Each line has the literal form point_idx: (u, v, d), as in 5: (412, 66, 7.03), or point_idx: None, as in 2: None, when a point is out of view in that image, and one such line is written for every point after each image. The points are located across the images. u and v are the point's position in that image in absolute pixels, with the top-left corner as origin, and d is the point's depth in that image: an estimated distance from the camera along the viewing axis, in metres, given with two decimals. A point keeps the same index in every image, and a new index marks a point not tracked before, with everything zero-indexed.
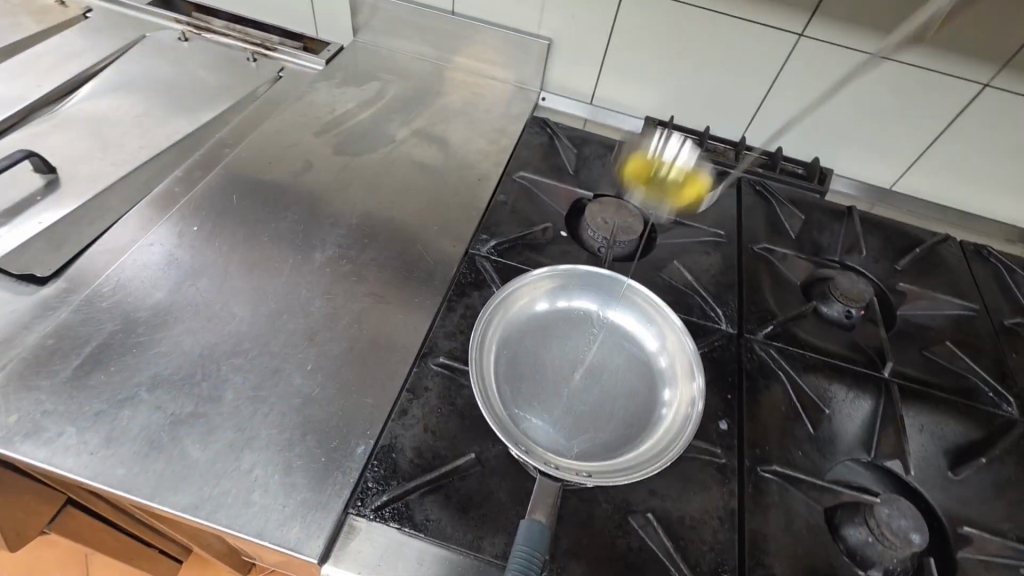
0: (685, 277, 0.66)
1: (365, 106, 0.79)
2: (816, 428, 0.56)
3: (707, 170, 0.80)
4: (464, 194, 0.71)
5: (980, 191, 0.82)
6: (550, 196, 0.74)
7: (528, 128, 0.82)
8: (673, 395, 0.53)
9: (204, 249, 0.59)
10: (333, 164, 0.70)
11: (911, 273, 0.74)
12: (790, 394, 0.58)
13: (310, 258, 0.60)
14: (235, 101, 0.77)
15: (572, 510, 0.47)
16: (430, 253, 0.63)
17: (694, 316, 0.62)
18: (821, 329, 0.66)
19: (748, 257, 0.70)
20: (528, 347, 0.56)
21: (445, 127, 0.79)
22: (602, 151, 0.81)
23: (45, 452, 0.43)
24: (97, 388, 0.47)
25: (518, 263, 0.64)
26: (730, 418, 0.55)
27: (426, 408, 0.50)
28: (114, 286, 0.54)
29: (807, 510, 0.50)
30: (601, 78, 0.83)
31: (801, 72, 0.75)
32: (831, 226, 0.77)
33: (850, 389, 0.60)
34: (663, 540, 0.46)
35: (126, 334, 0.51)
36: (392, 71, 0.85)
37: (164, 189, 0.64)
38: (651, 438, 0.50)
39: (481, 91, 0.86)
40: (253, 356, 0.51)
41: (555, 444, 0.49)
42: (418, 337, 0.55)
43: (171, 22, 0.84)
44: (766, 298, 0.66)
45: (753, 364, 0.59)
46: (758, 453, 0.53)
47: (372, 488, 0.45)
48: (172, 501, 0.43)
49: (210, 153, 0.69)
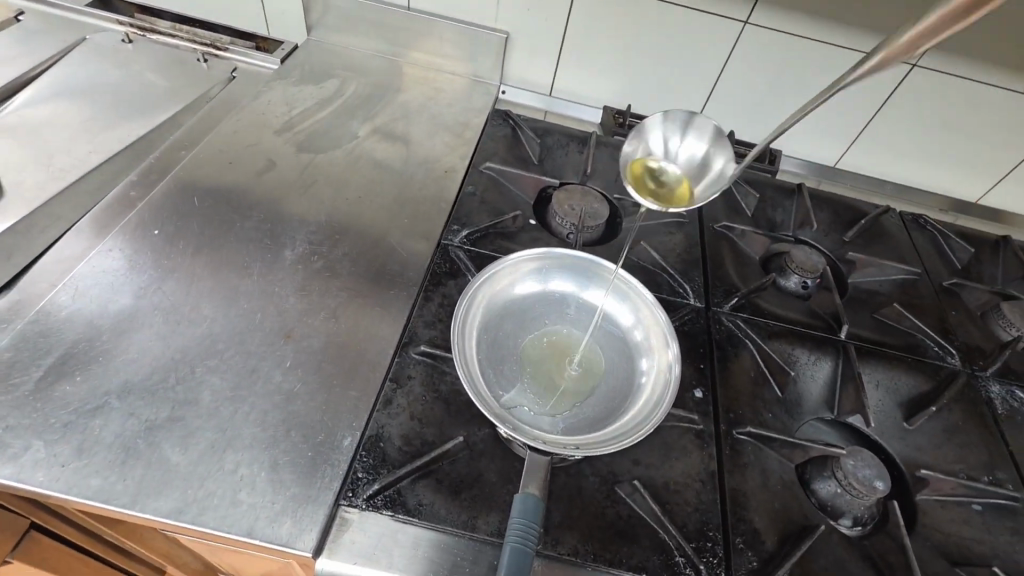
0: (653, 256, 0.68)
1: (324, 104, 0.78)
2: (784, 390, 0.59)
3: None
4: (431, 187, 0.71)
5: (914, 166, 0.88)
6: (516, 185, 0.75)
7: (490, 121, 0.83)
8: (651, 364, 0.55)
9: (166, 253, 0.57)
10: (298, 162, 0.69)
11: (859, 243, 0.78)
12: (758, 360, 0.61)
13: (280, 256, 0.59)
14: (189, 102, 0.74)
15: (561, 485, 0.48)
16: (402, 247, 0.63)
17: (664, 292, 0.65)
18: (781, 300, 0.69)
19: (710, 236, 0.74)
20: (508, 331, 0.57)
21: (407, 123, 0.79)
22: (565, 141, 0.82)
23: (11, 468, 0.41)
24: (64, 399, 0.45)
25: (491, 251, 0.65)
26: (704, 386, 0.57)
27: (410, 396, 0.50)
28: (72, 296, 0.52)
29: (781, 467, 0.53)
30: (559, 69, 0.84)
31: (747, 59, 0.78)
32: (784, 203, 0.81)
33: (811, 352, 0.63)
34: (651, 505, 0.47)
35: (90, 343, 0.49)
36: (349, 68, 0.84)
37: (119, 194, 0.61)
38: (634, 408, 0.52)
39: (441, 85, 0.86)
40: (228, 357, 0.50)
41: (541, 420, 0.50)
42: (397, 328, 0.55)
43: (113, 23, 0.81)
44: (729, 273, 0.69)
45: (722, 335, 0.62)
46: (733, 416, 0.55)
47: (363, 478, 0.45)
48: (154, 507, 0.41)
49: (166, 156, 0.67)
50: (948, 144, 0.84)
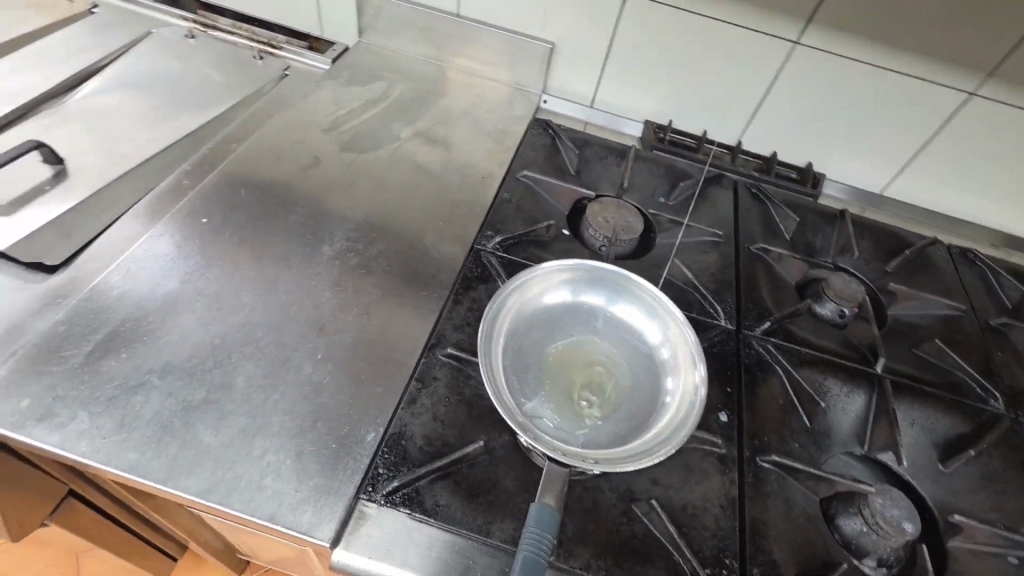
0: (685, 275, 0.68)
1: (370, 105, 0.80)
2: (813, 420, 0.58)
3: (705, 173, 0.82)
4: (468, 192, 0.72)
5: (967, 198, 0.84)
6: (552, 195, 0.76)
7: (530, 130, 0.83)
8: (676, 384, 0.54)
9: (212, 241, 0.59)
10: (341, 160, 0.71)
11: (901, 274, 0.76)
12: (788, 387, 0.59)
13: (318, 251, 0.61)
14: (243, 97, 0.77)
15: (578, 497, 0.48)
16: (436, 249, 0.64)
17: (694, 312, 0.64)
18: (816, 327, 0.67)
19: (745, 257, 0.72)
20: (535, 339, 0.57)
21: (449, 127, 0.80)
22: (603, 153, 0.83)
23: (58, 436, 0.44)
24: (110, 374, 0.48)
25: (522, 259, 0.65)
26: (729, 410, 0.56)
27: (435, 397, 0.51)
28: (123, 276, 0.54)
29: (805, 499, 0.52)
30: (603, 81, 0.84)
31: (796, 80, 0.77)
32: (824, 229, 0.80)
33: (844, 383, 0.61)
34: (667, 526, 0.47)
35: (137, 322, 0.51)
36: (396, 71, 0.86)
37: (173, 182, 0.65)
38: (656, 427, 0.51)
39: (484, 92, 0.87)
40: (264, 345, 0.52)
41: (561, 431, 0.51)
42: (427, 329, 0.56)
43: (178, 19, 0.85)
44: (763, 296, 0.68)
45: (751, 359, 0.61)
46: (758, 443, 0.54)
47: (383, 474, 0.46)
48: (185, 485, 0.43)
49: (218, 148, 0.70)
50: (1005, 177, 0.80)
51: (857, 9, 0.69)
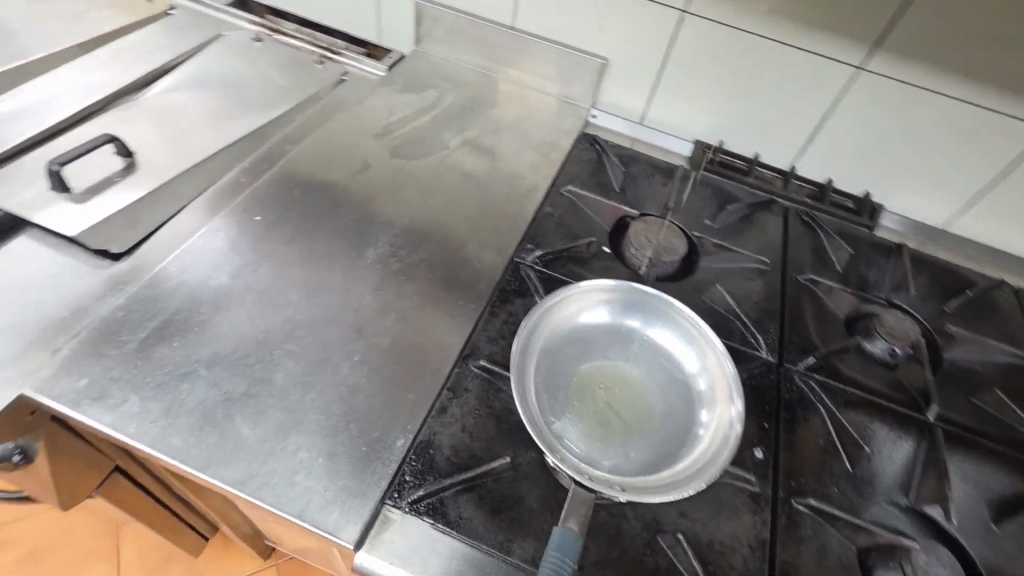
0: (727, 301, 0.66)
1: (422, 112, 0.82)
2: (855, 465, 0.55)
3: (754, 198, 0.80)
4: (512, 203, 0.72)
5: None
6: (595, 211, 0.75)
7: (577, 144, 0.83)
8: (711, 417, 0.53)
9: (263, 238, 0.62)
10: (390, 166, 0.73)
11: (960, 316, 0.72)
12: (829, 428, 0.57)
13: (362, 254, 0.63)
14: (301, 99, 0.80)
15: (601, 523, 0.47)
16: (476, 259, 0.65)
17: (735, 341, 0.62)
18: (864, 366, 0.64)
19: (792, 287, 0.70)
20: (568, 357, 0.57)
21: (496, 138, 0.81)
22: (649, 170, 0.82)
23: (111, 417, 0.47)
24: (161, 361, 0.50)
25: (561, 275, 0.65)
26: (765, 447, 0.54)
27: (465, 408, 0.51)
28: (179, 268, 0.57)
29: (841, 547, 0.49)
30: (654, 98, 0.83)
31: (857, 106, 0.74)
32: (879, 263, 0.76)
33: (891, 429, 0.59)
34: (692, 562, 0.46)
35: (190, 313, 0.54)
36: (448, 80, 0.88)
37: (231, 180, 0.68)
38: (687, 459, 0.50)
39: (533, 104, 0.88)
40: (304, 343, 0.54)
41: (588, 454, 0.50)
42: (461, 339, 0.57)
43: (247, 23, 0.89)
44: (808, 329, 0.66)
45: (792, 395, 0.58)
46: (794, 484, 0.52)
47: (409, 481, 0.46)
48: (222, 474, 0.45)
49: (275, 148, 0.73)
50: None
51: (928, 35, 0.66)
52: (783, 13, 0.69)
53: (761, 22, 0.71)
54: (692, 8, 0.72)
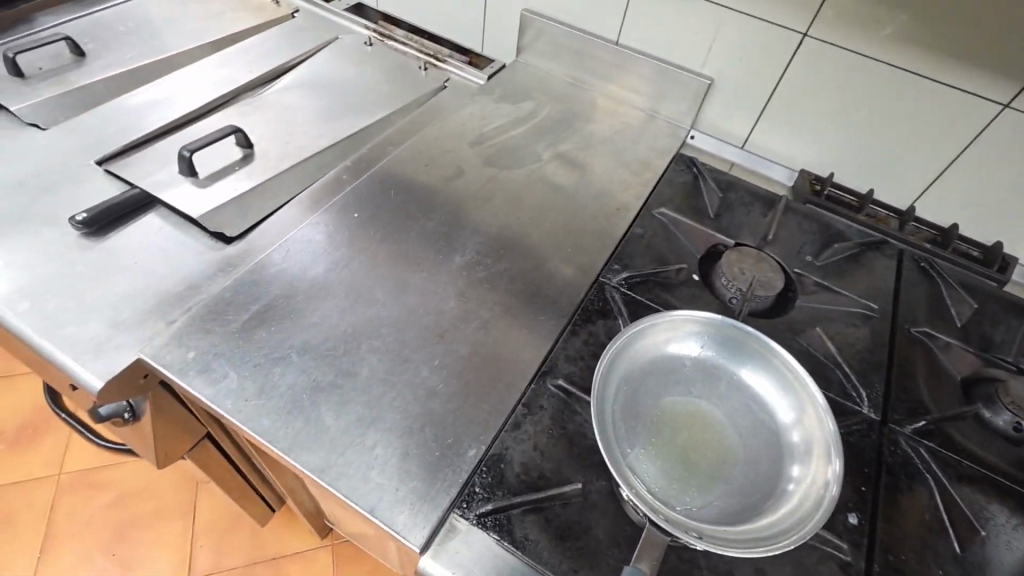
0: (827, 347, 0.61)
1: (517, 123, 0.82)
2: (965, 549, 0.49)
3: (865, 237, 0.74)
4: (600, 221, 0.71)
5: None
6: (687, 236, 0.72)
7: (673, 165, 0.81)
8: (803, 473, 0.49)
9: (359, 235, 0.64)
10: (482, 174, 0.74)
11: None
12: (938, 502, 0.51)
13: (449, 259, 0.64)
14: (404, 104, 0.83)
15: (671, 567, 0.44)
16: (560, 275, 0.64)
17: (832, 391, 0.58)
18: (984, 437, 0.57)
19: (902, 339, 0.64)
20: (649, 387, 0.55)
21: (589, 153, 0.80)
22: (748, 198, 0.78)
23: (211, 391, 0.50)
24: (258, 343, 0.53)
25: (647, 300, 0.63)
26: (861, 513, 0.49)
27: (538, 426, 0.51)
28: (282, 256, 0.61)
29: None
30: (760, 123, 0.79)
31: (996, 148, 0.67)
32: (1008, 322, 0.68)
33: (1012, 513, 0.52)
34: None
35: (287, 300, 0.57)
36: (545, 92, 0.88)
37: (334, 177, 0.71)
38: (774, 515, 0.46)
39: (630, 121, 0.86)
40: (388, 342, 0.55)
41: (662, 492, 0.48)
42: (539, 355, 0.56)
43: (361, 27, 0.94)
44: (919, 388, 0.60)
45: (896, 460, 0.53)
46: (892, 560, 0.47)
47: (478, 494, 0.46)
48: (303, 459, 0.47)
49: (375, 149, 0.76)
50: None
51: None
52: (918, 41, 0.64)
53: (891, 50, 0.65)
54: (813, 32, 0.68)
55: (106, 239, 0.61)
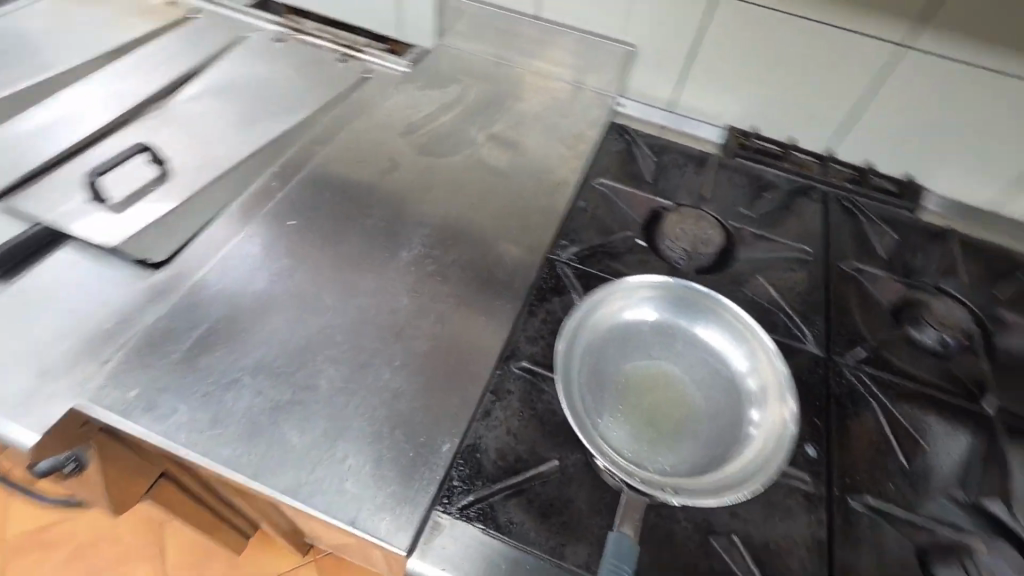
0: (769, 294, 0.64)
1: (446, 108, 0.81)
2: (910, 461, 0.53)
3: (792, 184, 0.78)
4: (543, 198, 0.71)
5: None
6: (627, 203, 0.73)
7: (606, 135, 0.81)
8: (762, 416, 0.52)
9: (298, 243, 0.62)
10: (418, 164, 0.72)
11: (1012, 301, 0.70)
12: (882, 423, 0.55)
13: (396, 257, 0.62)
14: (326, 100, 0.79)
15: (652, 526, 0.46)
16: (511, 257, 0.64)
17: (779, 334, 0.61)
18: (916, 357, 0.62)
19: (836, 276, 0.68)
20: (611, 356, 0.56)
21: (523, 132, 0.79)
22: (681, 159, 0.80)
23: (161, 428, 0.47)
24: (205, 371, 0.51)
25: (598, 271, 0.64)
26: (818, 444, 0.52)
27: (508, 411, 0.51)
28: (218, 276, 0.58)
29: (901, 548, 0.48)
30: (684, 85, 0.81)
31: (899, 87, 0.71)
32: (925, 248, 0.73)
33: (946, 421, 0.57)
34: (748, 565, 0.45)
35: (230, 321, 0.54)
36: (472, 74, 0.86)
37: (262, 184, 0.68)
38: (739, 460, 0.50)
39: (560, 95, 0.86)
40: (344, 349, 0.54)
41: (635, 455, 0.50)
42: (500, 340, 0.56)
43: (268, 23, 0.89)
44: (855, 320, 0.64)
45: (842, 389, 0.57)
46: (849, 482, 0.51)
47: (458, 487, 0.46)
48: (272, 482, 0.45)
49: (302, 151, 0.72)
50: None
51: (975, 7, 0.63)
52: None
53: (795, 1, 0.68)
54: None
55: (14, 282, 0.56)
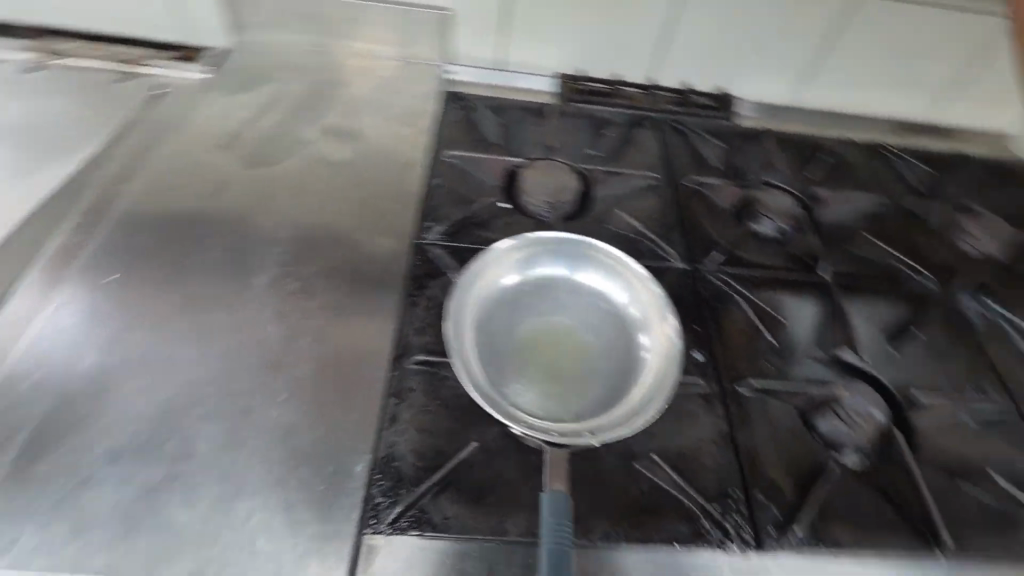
0: (631, 224, 0.68)
1: (265, 110, 0.73)
2: (777, 339, 0.60)
3: (626, 118, 0.82)
4: (395, 184, 0.68)
5: (879, 99, 0.86)
6: (481, 169, 0.72)
7: (443, 105, 0.79)
8: (651, 339, 0.56)
9: (125, 300, 0.53)
10: (248, 178, 0.65)
11: (822, 179, 0.80)
12: (749, 313, 0.61)
13: (250, 284, 0.56)
14: (115, 127, 0.68)
15: (579, 471, 0.47)
16: (377, 253, 0.60)
17: (648, 259, 0.64)
18: (761, 247, 0.70)
19: (682, 193, 0.73)
20: (502, 323, 0.56)
21: (356, 119, 0.75)
22: (522, 115, 0.80)
23: (6, 561, 0.39)
24: (48, 477, 0.42)
25: (469, 244, 0.62)
26: (702, 348, 0.57)
27: (414, 409, 0.49)
28: (32, 364, 0.48)
29: (786, 415, 0.54)
30: (506, 40, 0.80)
31: (694, 8, 0.76)
32: (747, 150, 0.82)
33: (796, 295, 0.65)
34: (670, 474, 0.48)
35: (64, 411, 0.46)
36: (283, 67, 0.79)
37: (58, 242, 0.56)
38: (640, 385, 0.53)
39: (385, 73, 0.81)
40: (216, 401, 0.48)
41: (548, 411, 0.51)
42: (388, 340, 0.53)
43: (12, 50, 0.73)
44: (707, 228, 0.70)
45: (710, 293, 0.62)
46: (734, 373, 0.56)
47: (383, 502, 0.44)
48: (170, 571, 0.40)
49: (101, 193, 0.62)
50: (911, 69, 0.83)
51: None
52: None
53: None
54: None
55: None
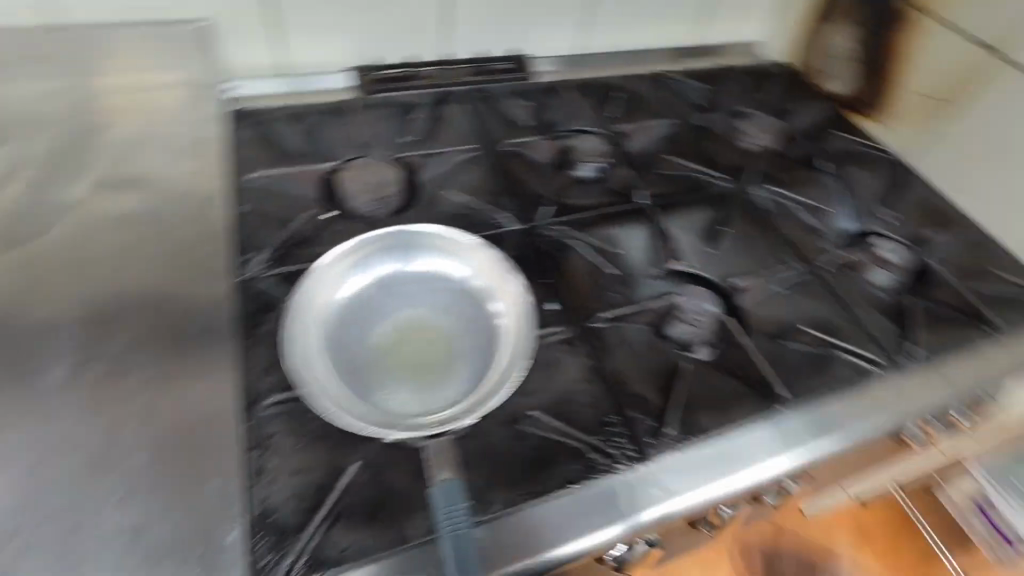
0: (460, 200, 0.69)
1: (7, 178, 0.61)
2: (617, 270, 0.65)
3: (431, 95, 0.80)
4: (197, 223, 0.60)
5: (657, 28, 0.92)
6: (296, 185, 0.69)
7: (233, 126, 0.72)
8: (502, 305, 0.57)
9: None
10: (7, 262, 0.55)
11: (623, 114, 0.86)
12: (587, 253, 0.65)
13: (40, 382, 0.47)
14: None
15: (468, 450, 0.48)
16: (194, 301, 0.54)
17: (484, 230, 0.65)
18: (585, 190, 0.74)
19: (502, 159, 0.75)
20: (353, 335, 0.55)
21: (131, 163, 0.65)
22: (323, 117, 0.75)
23: None
24: None
25: (298, 265, 0.60)
26: (554, 298, 0.60)
27: (283, 453, 0.46)
28: None
29: (639, 334, 0.60)
30: (282, 44, 0.75)
31: None
32: (551, 102, 0.85)
33: (624, 225, 0.69)
34: (552, 423, 0.50)
35: None
36: (18, 123, 0.66)
37: None
38: (502, 351, 0.54)
39: (152, 102, 0.71)
40: (31, 529, 0.40)
41: (422, 405, 0.51)
42: (232, 391, 0.48)
43: None
44: (532, 186, 0.72)
45: (549, 245, 0.65)
46: (586, 312, 0.59)
47: (271, 559, 0.41)
48: None
49: None
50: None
51: None
52: None
53: None
54: None
55: None
